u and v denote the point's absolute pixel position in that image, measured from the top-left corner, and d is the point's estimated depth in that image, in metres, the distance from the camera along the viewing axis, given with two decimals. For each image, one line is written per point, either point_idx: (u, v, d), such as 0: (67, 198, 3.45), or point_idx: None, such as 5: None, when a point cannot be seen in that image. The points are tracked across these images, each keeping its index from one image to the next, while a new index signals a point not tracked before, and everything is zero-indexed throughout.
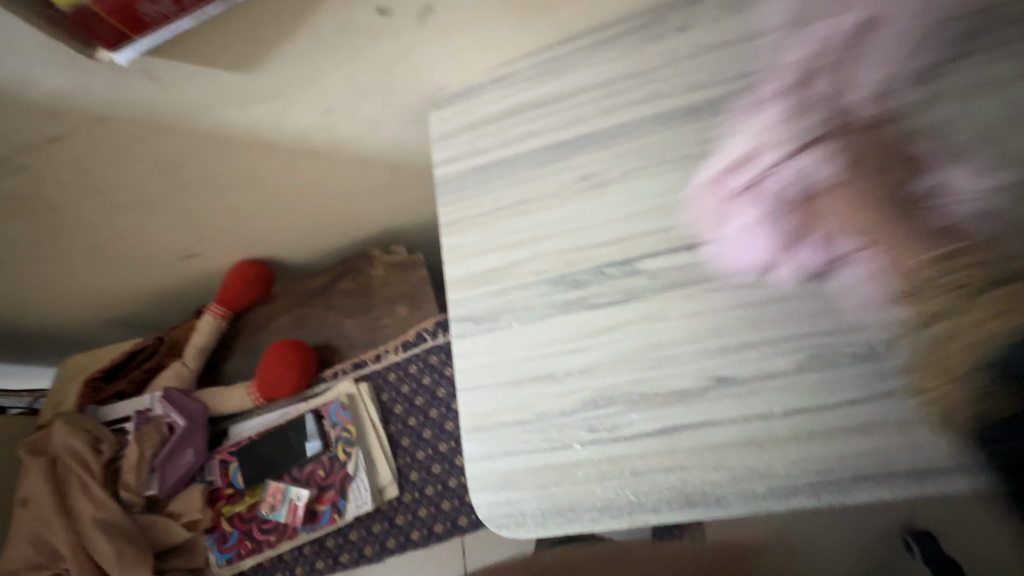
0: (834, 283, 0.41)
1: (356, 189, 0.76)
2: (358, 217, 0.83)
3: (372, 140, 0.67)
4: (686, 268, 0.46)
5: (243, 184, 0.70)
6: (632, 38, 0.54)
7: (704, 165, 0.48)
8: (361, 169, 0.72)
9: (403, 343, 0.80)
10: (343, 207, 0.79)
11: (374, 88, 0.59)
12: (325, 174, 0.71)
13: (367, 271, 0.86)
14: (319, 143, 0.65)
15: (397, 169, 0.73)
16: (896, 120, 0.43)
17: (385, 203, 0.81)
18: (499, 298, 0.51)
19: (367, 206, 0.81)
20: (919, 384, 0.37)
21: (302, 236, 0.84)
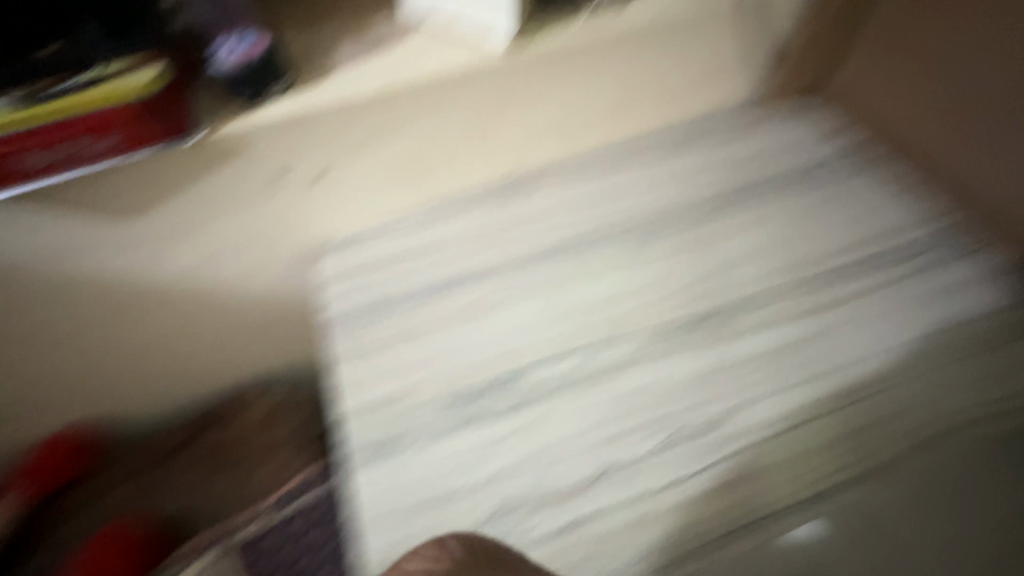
0: (673, 374, 0.53)
1: (229, 336, 0.73)
2: (228, 364, 0.77)
3: (255, 283, 0.68)
4: (564, 374, 0.54)
5: (97, 336, 0.64)
6: (495, 199, 0.67)
7: (564, 293, 0.59)
8: (240, 315, 0.71)
9: (280, 501, 0.71)
10: (217, 357, 0.75)
11: (262, 235, 0.62)
12: (201, 323, 0.69)
13: (224, 427, 0.77)
14: (199, 288, 0.65)
15: (281, 313, 0.73)
16: (687, 253, 0.61)
17: (260, 348, 0.77)
18: (399, 423, 0.52)
19: (238, 354, 0.76)
20: (742, 447, 0.49)
21: (161, 390, 0.75)
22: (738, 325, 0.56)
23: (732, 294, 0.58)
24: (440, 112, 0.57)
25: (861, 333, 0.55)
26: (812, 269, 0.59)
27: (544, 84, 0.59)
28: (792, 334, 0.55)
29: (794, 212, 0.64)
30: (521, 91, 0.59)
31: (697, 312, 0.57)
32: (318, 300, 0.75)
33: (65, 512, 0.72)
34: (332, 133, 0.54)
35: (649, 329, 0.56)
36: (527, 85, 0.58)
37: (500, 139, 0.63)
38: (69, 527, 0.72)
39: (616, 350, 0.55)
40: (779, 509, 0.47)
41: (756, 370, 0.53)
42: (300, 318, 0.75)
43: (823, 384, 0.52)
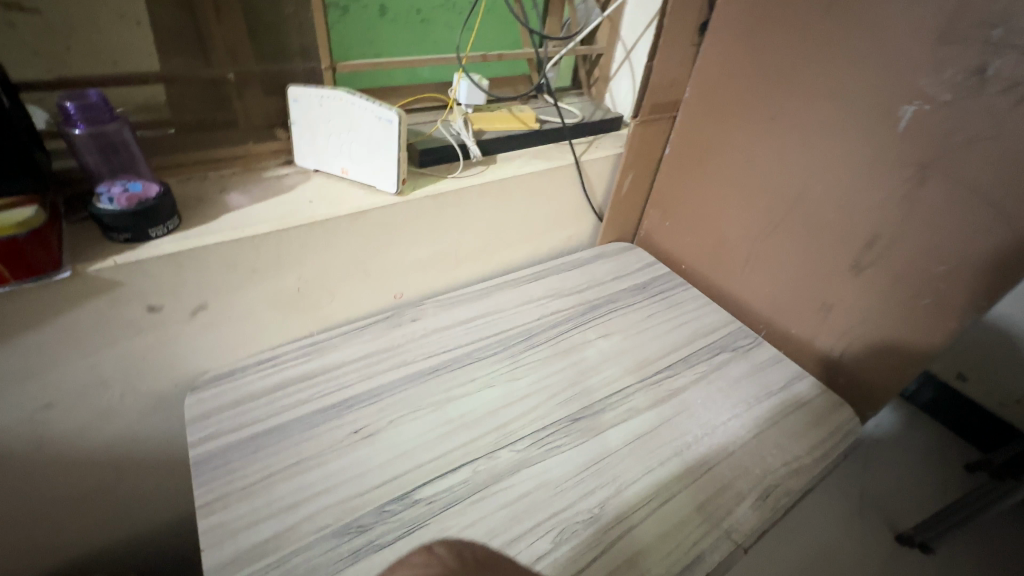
0: (556, 473, 0.58)
1: (53, 501, 0.62)
2: (41, 543, 0.64)
3: (96, 434, 0.60)
4: (456, 487, 0.55)
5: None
6: (380, 326, 0.74)
7: (449, 407, 0.64)
8: (68, 473, 0.61)
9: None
10: (25, 531, 0.62)
11: (117, 377, 0.58)
12: (14, 491, 0.58)
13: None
14: (19, 448, 0.56)
15: (123, 466, 0.65)
16: (551, 363, 0.72)
17: (88, 514, 0.66)
18: (278, 571, 0.47)
19: (58, 525, 0.64)
20: (623, 531, 0.54)
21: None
22: (602, 420, 0.65)
23: (593, 395, 0.68)
24: (328, 251, 0.64)
25: (696, 416, 0.67)
26: (648, 369, 0.73)
27: (420, 230, 0.72)
28: (645, 424, 0.65)
29: (626, 325, 0.81)
30: (400, 235, 0.70)
31: (567, 413, 0.65)
32: (171, 450, 0.68)
33: None
34: (217, 268, 0.57)
35: (530, 433, 0.62)
36: (406, 229, 0.70)
37: (382, 272, 0.73)
38: None
39: (502, 456, 0.59)
40: None
41: (622, 459, 0.61)
42: (147, 471, 0.67)
43: (676, 463, 0.61)
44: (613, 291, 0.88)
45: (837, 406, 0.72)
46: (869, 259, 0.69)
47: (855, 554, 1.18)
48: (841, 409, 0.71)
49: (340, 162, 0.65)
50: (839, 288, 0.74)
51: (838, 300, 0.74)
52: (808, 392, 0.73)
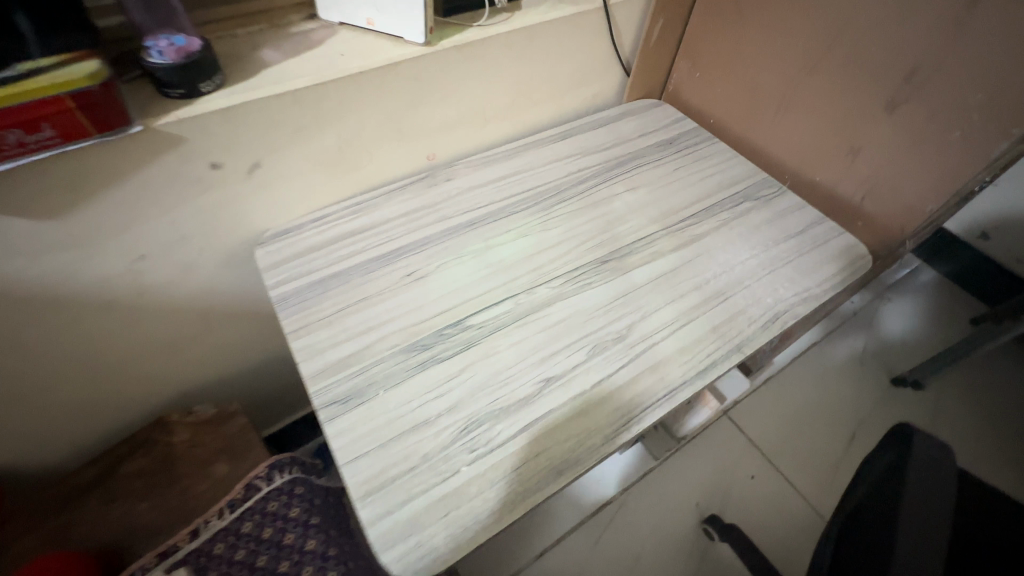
0: (586, 304, 0.66)
1: (158, 343, 0.73)
2: (155, 380, 0.77)
3: (183, 285, 0.69)
4: (501, 315, 0.64)
5: (10, 361, 0.60)
6: (417, 186, 0.78)
7: (489, 254, 0.70)
8: (166, 319, 0.71)
9: (230, 504, 0.70)
10: (145, 366, 0.74)
11: (193, 233, 0.65)
12: (131, 331, 0.69)
13: (163, 441, 0.76)
14: (125, 291, 0.64)
15: (208, 314, 0.75)
16: (580, 215, 0.77)
17: (189, 357, 0.78)
18: (361, 378, 0.57)
19: (167, 365, 0.76)
20: (647, 346, 0.62)
21: (86, 412, 0.72)
22: (629, 262, 0.71)
23: (619, 241, 0.74)
24: (363, 108, 0.66)
25: (716, 257, 0.73)
26: (672, 218, 0.77)
27: (448, 86, 0.72)
28: (668, 265, 0.71)
29: (652, 179, 0.83)
30: (430, 91, 0.71)
31: (596, 257, 0.71)
32: (246, 302, 0.77)
33: None
34: (266, 124, 0.60)
35: (563, 274, 0.69)
36: (435, 85, 0.71)
37: (415, 131, 0.75)
38: None
39: (540, 292, 0.66)
40: (682, 382, 0.60)
41: (647, 293, 0.68)
42: (229, 320, 0.77)
43: (696, 295, 0.68)
44: (640, 148, 0.88)
45: (853, 244, 0.76)
46: (905, 96, 0.68)
47: (848, 393, 1.32)
48: (856, 247, 0.76)
49: (365, 13, 0.63)
50: (871, 128, 0.73)
51: (867, 142, 0.75)
52: (826, 234, 0.77)
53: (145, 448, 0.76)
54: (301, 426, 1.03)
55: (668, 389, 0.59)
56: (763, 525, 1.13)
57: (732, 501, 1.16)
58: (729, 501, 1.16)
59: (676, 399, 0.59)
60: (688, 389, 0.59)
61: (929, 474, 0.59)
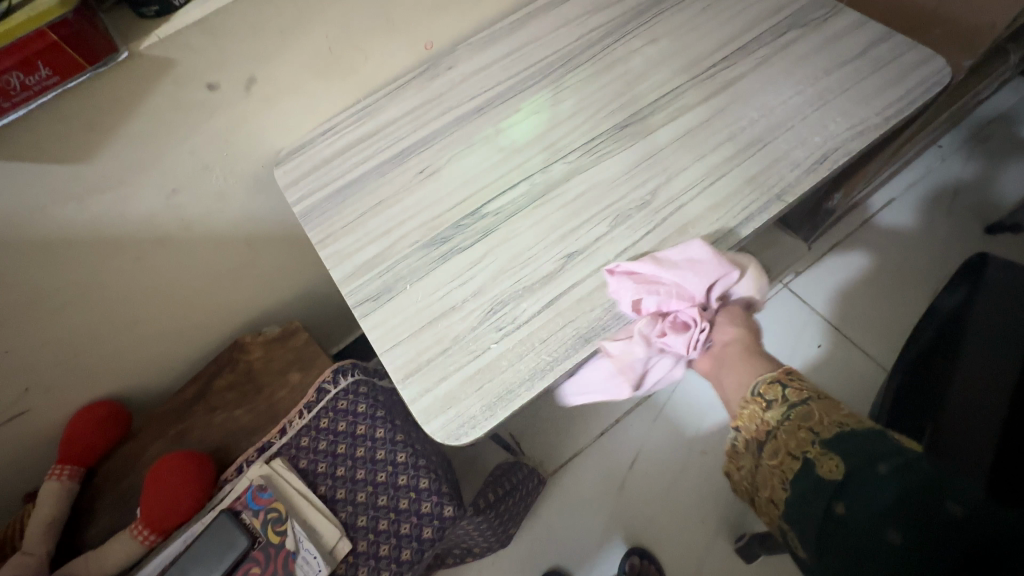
0: (606, 175, 0.62)
1: (213, 273, 0.79)
2: (222, 307, 0.85)
3: (219, 215, 0.73)
4: (516, 200, 0.62)
5: (93, 299, 0.69)
6: (419, 81, 0.74)
7: (500, 138, 0.67)
8: (215, 250, 0.76)
9: (307, 405, 0.79)
10: (209, 295, 0.81)
11: (216, 160, 0.67)
12: (188, 264, 0.75)
13: (243, 359, 0.86)
14: (172, 227, 0.69)
15: (250, 241, 0.79)
16: (596, 81, 0.70)
17: (245, 284, 0.84)
18: (388, 274, 0.59)
19: (229, 294, 0.84)
20: (674, 209, 0.58)
21: (176, 338, 0.83)
22: (651, 122, 0.65)
23: (640, 102, 0.67)
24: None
25: (753, 99, 0.64)
26: (701, 67, 0.69)
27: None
28: (696, 119, 0.64)
29: (678, 25, 0.73)
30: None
31: (615, 123, 0.66)
32: (282, 224, 0.81)
33: (115, 474, 0.79)
34: (249, 32, 0.58)
35: (579, 147, 0.65)
36: None
37: (405, 18, 0.70)
38: (122, 484, 0.79)
39: (556, 170, 0.63)
40: (712, 241, 0.56)
41: (673, 153, 0.62)
42: (272, 245, 0.82)
43: (728, 147, 0.62)
44: None
45: (926, 59, 0.64)
46: None
47: (927, 248, 1.21)
48: (929, 62, 0.64)
49: None
50: None
51: None
52: (892, 52, 0.65)
53: (229, 366, 0.86)
54: (366, 339, 1.12)
55: None
56: (826, 389, 1.11)
57: (793, 371, 1.13)
58: None
59: None
60: (719, 248, 0.56)
61: (989, 320, 0.61)
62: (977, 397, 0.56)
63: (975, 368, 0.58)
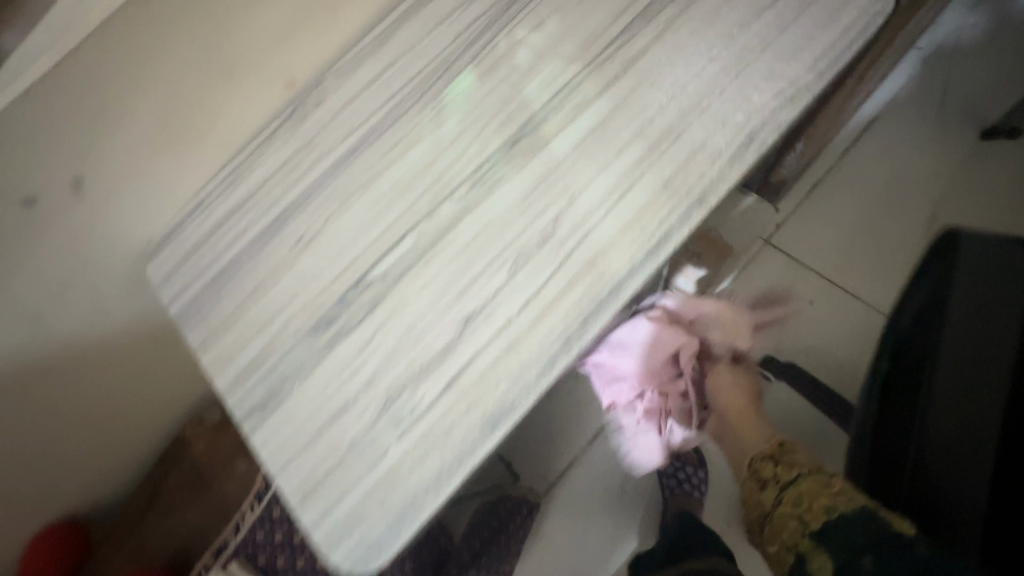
0: (500, 208, 0.52)
1: (121, 380, 0.73)
2: (147, 406, 0.80)
3: (100, 326, 0.66)
4: (403, 257, 0.53)
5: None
6: (286, 129, 0.64)
7: (379, 182, 0.58)
8: (110, 360, 0.70)
9: (257, 497, 0.74)
10: (126, 400, 0.76)
11: (76, 272, 0.60)
12: (86, 377, 0.69)
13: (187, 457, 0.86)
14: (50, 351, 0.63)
15: (148, 340, 0.72)
16: (481, 88, 0.59)
17: (161, 378, 0.78)
18: (274, 375, 0.52)
19: (150, 392, 0.78)
20: (581, 237, 0.49)
21: (111, 445, 0.80)
22: (546, 130, 0.55)
23: (532, 106, 0.56)
24: (148, 58, 0.53)
25: (661, 78, 0.53)
26: (599, 46, 0.57)
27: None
28: (597, 115, 0.54)
29: None
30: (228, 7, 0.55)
31: (504, 139, 0.56)
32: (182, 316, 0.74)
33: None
34: (46, 131, 0.50)
35: (469, 176, 0.55)
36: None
37: (247, 62, 0.60)
38: None
39: (443, 211, 0.54)
40: (630, 271, 0.47)
41: (573, 165, 0.52)
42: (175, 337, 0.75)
43: (637, 146, 0.51)
44: None
45: None
46: None
47: (918, 170, 1.09)
48: None
49: None
50: None
51: None
52: None
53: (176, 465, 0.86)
54: None
55: (612, 286, 0.46)
56: (824, 350, 1.03)
57: (787, 336, 1.04)
58: (784, 337, 1.04)
59: (623, 295, 0.46)
60: (638, 278, 0.46)
61: (966, 314, 0.57)
62: (966, 368, 0.55)
63: (967, 349, 0.56)
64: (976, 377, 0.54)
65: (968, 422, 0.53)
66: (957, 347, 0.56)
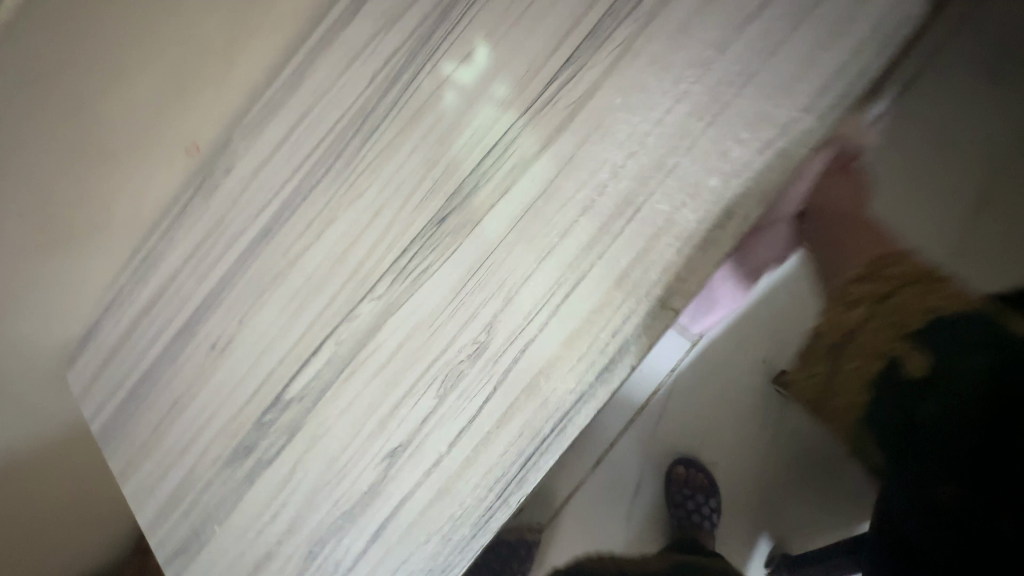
0: (427, 309, 0.43)
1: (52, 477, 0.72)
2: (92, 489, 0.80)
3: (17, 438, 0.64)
4: (321, 372, 0.45)
5: None
6: (193, 206, 0.55)
7: (294, 274, 0.49)
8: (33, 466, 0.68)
9: None
10: (66, 491, 0.75)
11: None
12: (29, 474, 0.68)
13: None
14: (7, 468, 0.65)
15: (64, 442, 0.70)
16: (403, 146, 0.48)
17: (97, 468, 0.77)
18: (193, 514, 0.46)
19: (89, 479, 0.78)
20: (519, 353, 0.40)
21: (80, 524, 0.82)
22: (479, 202, 0.44)
23: (461, 170, 0.45)
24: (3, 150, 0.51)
25: (618, 125, 0.41)
26: (545, 78, 0.44)
27: (100, 64, 0.51)
28: (540, 180, 0.43)
29: (507, 7, 0.45)
30: (70, 87, 0.51)
31: (430, 215, 0.46)
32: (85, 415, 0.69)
33: None
34: None
35: (391, 268, 0.46)
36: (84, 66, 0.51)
37: (126, 138, 0.55)
38: None
39: (363, 313, 0.45)
40: (574, 400, 0.38)
41: (510, 250, 0.42)
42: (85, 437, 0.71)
43: (585, 225, 0.41)
44: None
45: None
46: None
47: None
48: None
49: None
50: None
51: None
52: None
53: None
54: None
55: (555, 419, 0.38)
56: None
57: None
58: None
59: (569, 433, 0.38)
60: (584, 410, 0.38)
61: None
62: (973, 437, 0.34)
63: (924, 151, 0.38)
64: (932, 209, 0.37)
65: (968, 132, 0.38)
66: (921, 180, 0.37)
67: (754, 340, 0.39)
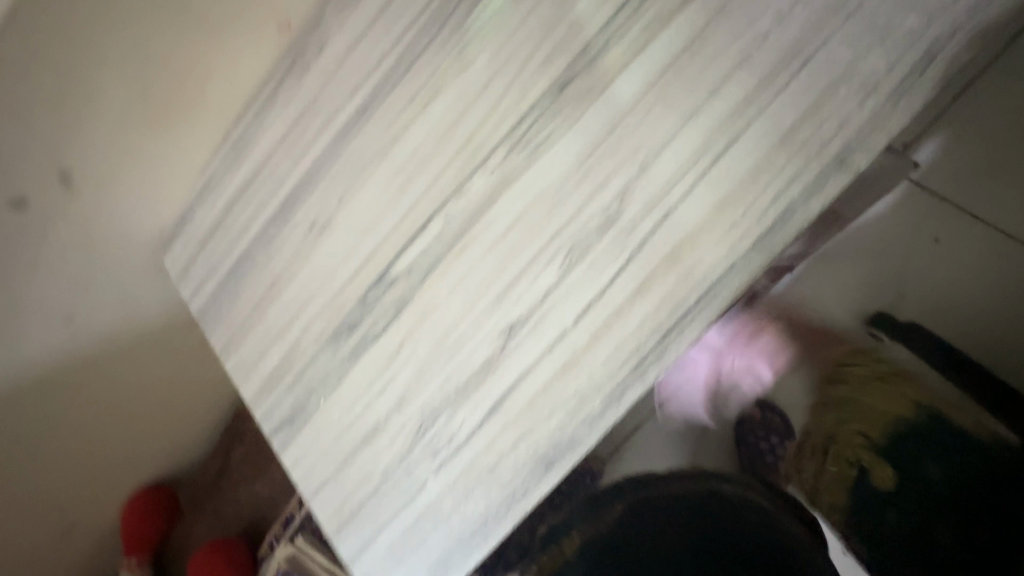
0: (551, 179, 0.40)
1: (170, 363, 0.75)
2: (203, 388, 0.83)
3: (137, 318, 0.67)
4: (430, 248, 0.43)
5: (73, 426, 0.70)
6: (286, 83, 0.52)
7: (396, 151, 0.46)
8: (155, 351, 0.72)
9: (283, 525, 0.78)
10: (181, 384, 0.79)
11: (94, 265, 0.59)
12: (149, 357, 0.72)
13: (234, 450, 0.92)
14: (113, 356, 0.68)
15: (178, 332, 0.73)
16: (520, 6, 0.41)
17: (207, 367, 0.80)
18: (298, 390, 0.46)
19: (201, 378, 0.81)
20: (658, 223, 0.36)
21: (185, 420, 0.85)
22: (605, 68, 0.38)
23: (589, 28, 0.39)
24: (92, 24, 0.47)
25: None
26: None
27: None
28: (684, 34, 0.36)
29: None
30: None
31: (553, 78, 0.40)
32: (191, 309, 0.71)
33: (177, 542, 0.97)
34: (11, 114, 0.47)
35: (505, 139, 0.42)
36: None
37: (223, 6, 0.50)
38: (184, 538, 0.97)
39: (475, 187, 0.42)
40: (723, 273, 0.35)
41: (645, 115, 0.37)
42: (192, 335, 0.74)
43: (739, 83, 0.35)
44: None
45: None
46: None
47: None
48: None
49: None
50: None
51: None
52: None
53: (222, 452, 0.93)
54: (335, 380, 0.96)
55: (702, 289, 0.35)
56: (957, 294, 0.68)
57: (907, 268, 0.71)
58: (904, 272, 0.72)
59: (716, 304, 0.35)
60: (731, 283, 0.35)
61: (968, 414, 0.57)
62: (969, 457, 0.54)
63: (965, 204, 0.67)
64: None
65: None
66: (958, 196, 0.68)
67: (845, 295, 0.73)
